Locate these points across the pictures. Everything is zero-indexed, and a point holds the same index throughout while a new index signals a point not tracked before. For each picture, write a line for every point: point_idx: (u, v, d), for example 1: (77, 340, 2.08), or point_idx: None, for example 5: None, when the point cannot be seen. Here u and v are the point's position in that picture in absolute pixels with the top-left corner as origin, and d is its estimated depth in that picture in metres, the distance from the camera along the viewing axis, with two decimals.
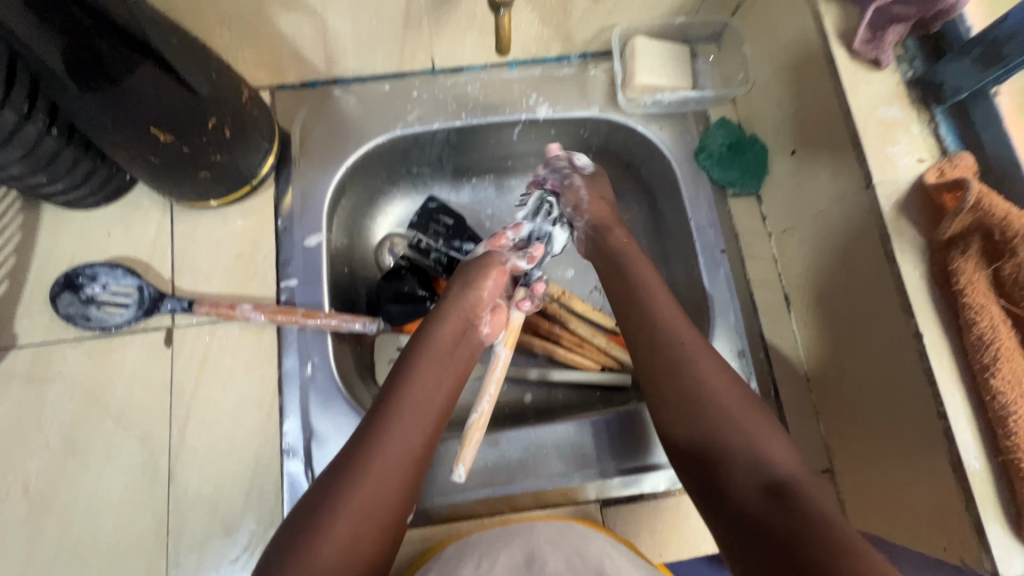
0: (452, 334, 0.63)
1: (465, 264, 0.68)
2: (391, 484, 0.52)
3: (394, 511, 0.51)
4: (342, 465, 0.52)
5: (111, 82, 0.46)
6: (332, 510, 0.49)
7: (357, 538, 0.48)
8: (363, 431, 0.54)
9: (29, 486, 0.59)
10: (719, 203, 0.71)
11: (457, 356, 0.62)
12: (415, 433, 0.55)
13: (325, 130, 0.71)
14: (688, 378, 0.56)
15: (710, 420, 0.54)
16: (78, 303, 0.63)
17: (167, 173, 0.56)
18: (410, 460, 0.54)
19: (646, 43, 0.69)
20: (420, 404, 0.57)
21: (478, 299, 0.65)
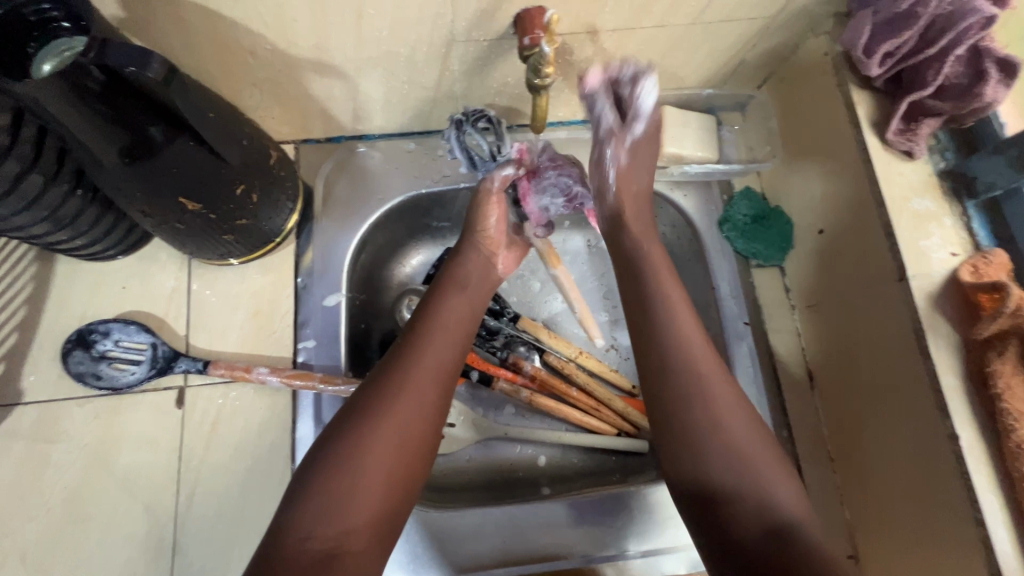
0: (476, 268, 0.65)
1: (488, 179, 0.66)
2: (426, 403, 0.51)
3: (427, 429, 0.51)
4: (375, 383, 0.51)
5: (146, 157, 0.45)
6: (374, 415, 0.49)
7: (394, 458, 0.48)
8: (393, 351, 0.55)
9: (26, 552, 0.56)
10: (742, 273, 0.71)
11: (482, 283, 0.65)
12: (447, 346, 0.56)
13: (349, 186, 0.70)
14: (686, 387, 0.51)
15: (731, 472, 0.49)
16: (88, 360, 0.61)
17: (192, 236, 0.55)
18: (442, 377, 0.54)
19: (674, 112, 0.69)
20: (447, 326, 0.57)
21: (486, 238, 0.66)
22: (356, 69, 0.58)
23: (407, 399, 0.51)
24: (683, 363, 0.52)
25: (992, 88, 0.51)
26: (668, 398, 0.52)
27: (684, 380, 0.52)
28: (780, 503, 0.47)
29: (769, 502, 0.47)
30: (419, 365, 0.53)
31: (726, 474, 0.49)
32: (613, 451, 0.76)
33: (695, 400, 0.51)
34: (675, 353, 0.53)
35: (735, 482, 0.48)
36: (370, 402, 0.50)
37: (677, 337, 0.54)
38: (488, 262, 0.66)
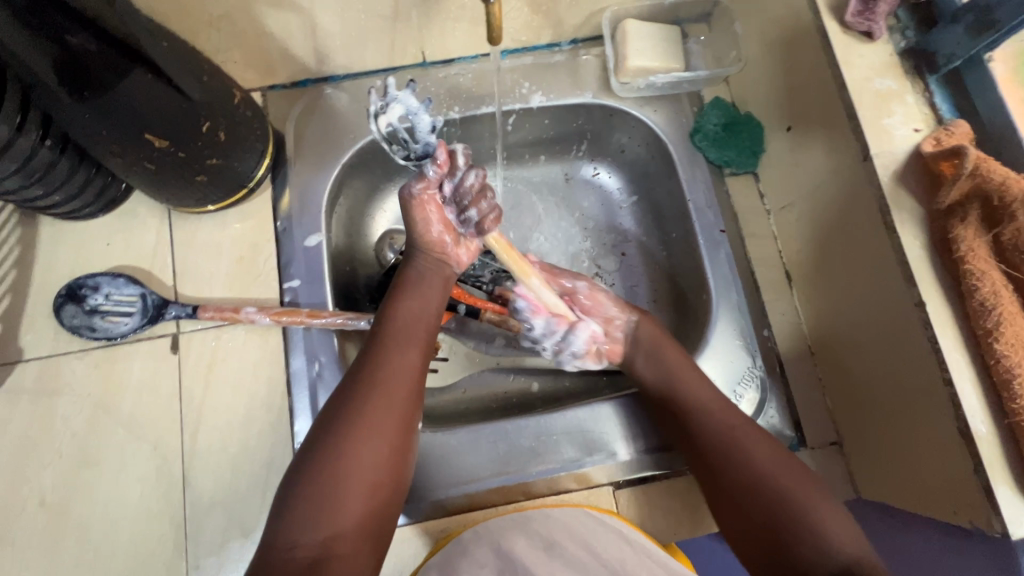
0: (429, 270, 0.59)
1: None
2: (389, 416, 0.51)
3: (397, 441, 0.51)
4: (333, 417, 0.51)
5: (102, 88, 0.46)
6: (334, 452, 0.49)
7: (368, 478, 0.49)
8: (355, 371, 0.54)
9: (44, 497, 0.59)
10: (716, 182, 0.71)
11: (438, 284, 0.60)
12: (405, 364, 0.54)
13: (319, 130, 0.70)
14: (708, 428, 0.58)
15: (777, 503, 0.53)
16: (82, 314, 0.63)
17: (165, 178, 0.56)
18: (405, 388, 0.53)
19: (637, 25, 0.69)
20: (406, 335, 0.56)
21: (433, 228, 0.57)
22: None
23: (374, 415, 0.51)
24: (741, 454, 0.56)
25: None
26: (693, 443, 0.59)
27: (731, 460, 0.56)
28: (838, 540, 0.49)
29: (825, 542, 0.49)
30: (383, 382, 0.52)
31: (772, 514, 0.52)
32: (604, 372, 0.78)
33: (736, 471, 0.55)
34: (735, 443, 0.57)
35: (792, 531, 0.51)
36: (334, 430, 0.50)
37: (714, 426, 0.58)
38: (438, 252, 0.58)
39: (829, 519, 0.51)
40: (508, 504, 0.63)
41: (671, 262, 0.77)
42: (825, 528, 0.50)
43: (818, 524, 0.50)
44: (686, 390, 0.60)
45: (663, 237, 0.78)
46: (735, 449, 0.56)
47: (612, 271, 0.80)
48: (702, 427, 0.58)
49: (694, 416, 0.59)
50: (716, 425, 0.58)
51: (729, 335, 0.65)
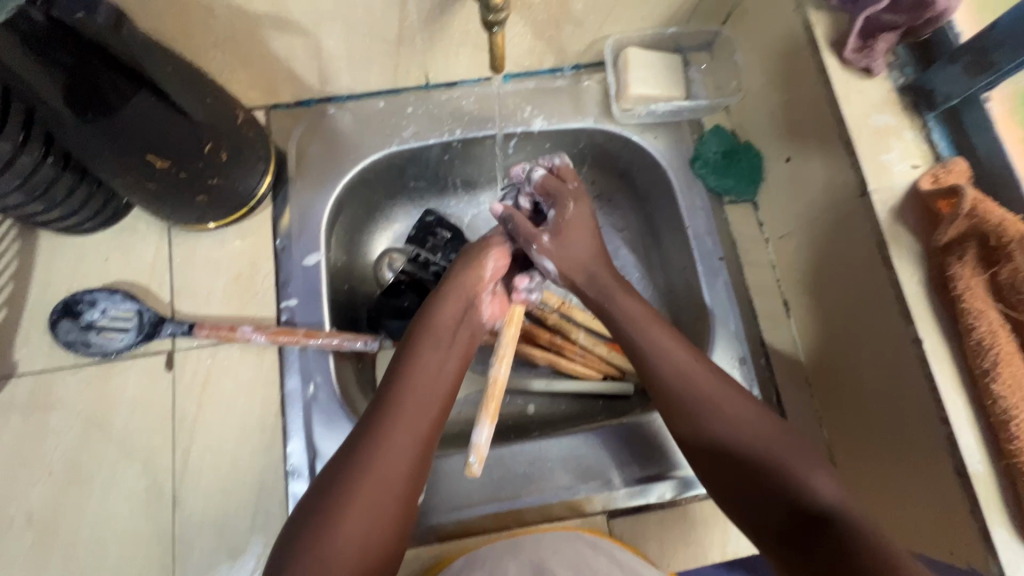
0: (453, 318, 0.61)
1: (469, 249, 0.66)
2: (393, 481, 0.50)
3: (398, 508, 0.50)
4: (342, 464, 0.51)
5: (107, 112, 0.46)
6: (340, 507, 0.48)
7: (365, 540, 0.48)
8: (359, 432, 0.53)
9: (32, 514, 0.58)
10: (715, 210, 0.72)
11: (459, 333, 0.61)
12: (419, 418, 0.54)
13: (322, 148, 0.71)
14: (660, 362, 0.57)
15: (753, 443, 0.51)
16: (77, 329, 0.62)
17: (165, 198, 0.57)
18: (410, 454, 0.52)
19: (638, 53, 0.70)
20: (421, 387, 0.56)
21: (477, 280, 0.63)
22: (317, 25, 0.59)
23: (375, 480, 0.50)
24: (708, 405, 0.54)
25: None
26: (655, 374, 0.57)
27: (699, 407, 0.54)
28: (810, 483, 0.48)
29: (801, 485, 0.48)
30: (385, 446, 0.51)
31: (741, 456, 0.51)
32: (600, 396, 0.78)
33: (712, 424, 0.53)
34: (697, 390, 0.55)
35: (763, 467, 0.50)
36: (336, 486, 0.49)
37: (687, 374, 0.55)
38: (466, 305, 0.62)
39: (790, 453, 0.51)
40: (499, 532, 0.61)
41: (668, 286, 0.77)
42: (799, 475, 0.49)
43: (792, 469, 0.49)
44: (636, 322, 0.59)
45: (661, 261, 0.78)
46: (673, 363, 0.56)
47: None
48: (675, 374, 0.56)
49: (651, 343, 0.58)
50: (662, 353, 0.57)
51: (726, 363, 0.66)
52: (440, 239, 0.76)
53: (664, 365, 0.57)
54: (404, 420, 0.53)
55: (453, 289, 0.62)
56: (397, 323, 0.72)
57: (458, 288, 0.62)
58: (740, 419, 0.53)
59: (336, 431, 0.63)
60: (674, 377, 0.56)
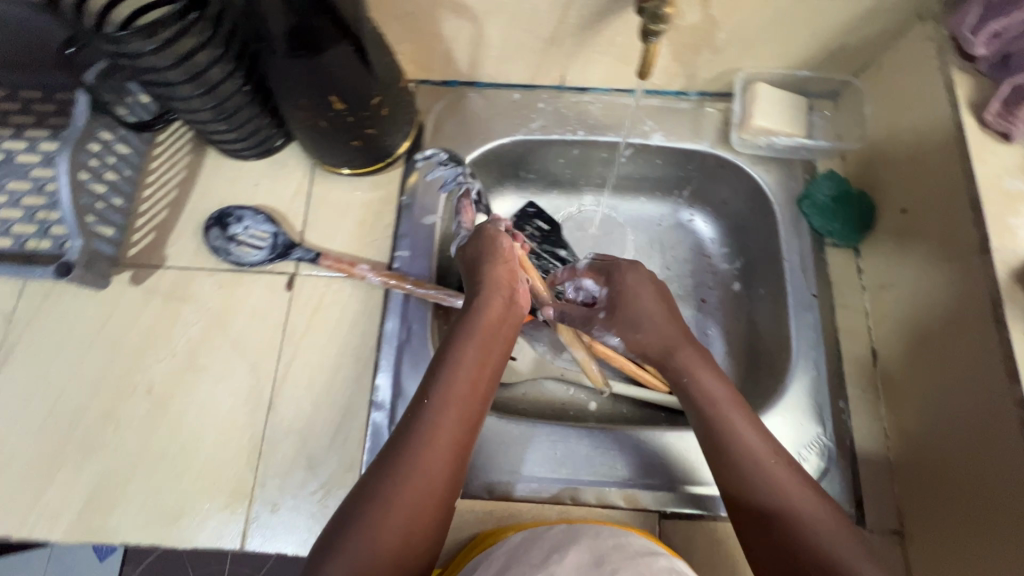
0: (495, 321, 0.62)
1: (492, 248, 0.67)
2: (434, 477, 0.52)
3: (437, 505, 0.52)
4: (385, 463, 0.52)
5: (313, 52, 0.54)
6: (381, 508, 0.50)
7: (404, 537, 0.50)
8: (402, 427, 0.55)
9: (152, 387, 0.66)
10: (816, 249, 0.73)
11: (501, 335, 0.62)
12: (459, 425, 0.55)
13: (456, 124, 0.78)
14: (717, 410, 0.58)
15: (792, 519, 0.51)
16: (223, 238, 0.71)
17: (329, 138, 0.65)
18: (453, 450, 0.54)
19: (767, 89, 0.73)
20: (462, 392, 0.57)
21: (503, 283, 0.64)
22: (487, 12, 0.66)
23: (416, 478, 0.51)
24: (754, 463, 0.54)
25: None
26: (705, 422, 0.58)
27: (747, 472, 0.54)
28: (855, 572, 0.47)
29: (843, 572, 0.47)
30: (427, 446, 0.53)
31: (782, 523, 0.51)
32: (664, 407, 0.79)
33: (762, 497, 0.53)
34: (748, 453, 0.55)
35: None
36: (378, 483, 0.51)
37: (734, 432, 0.56)
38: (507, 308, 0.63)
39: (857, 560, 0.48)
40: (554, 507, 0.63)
41: (752, 315, 0.78)
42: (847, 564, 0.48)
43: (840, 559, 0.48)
44: (690, 361, 0.63)
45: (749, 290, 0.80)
46: (727, 419, 0.57)
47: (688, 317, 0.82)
48: (728, 448, 0.56)
49: (713, 394, 0.59)
50: (717, 408, 0.58)
51: (803, 395, 0.67)
52: (537, 230, 0.84)
53: (715, 420, 0.58)
54: (446, 419, 0.55)
55: (485, 290, 0.63)
56: None
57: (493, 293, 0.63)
58: (792, 492, 0.52)
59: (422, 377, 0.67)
60: (741, 471, 0.54)
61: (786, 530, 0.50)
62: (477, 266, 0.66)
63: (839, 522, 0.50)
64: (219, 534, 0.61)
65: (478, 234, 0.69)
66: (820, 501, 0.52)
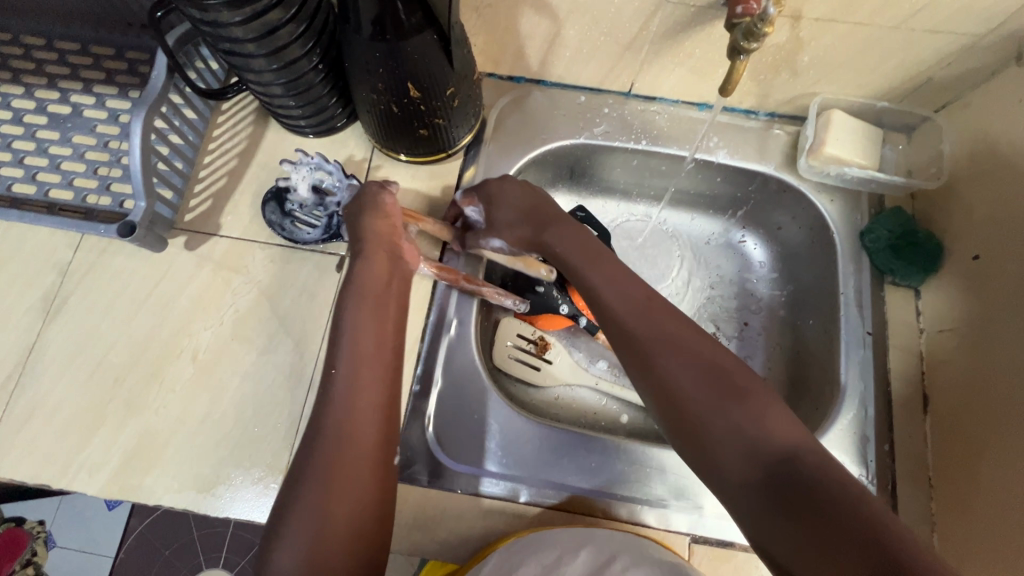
0: (384, 270, 0.61)
1: (357, 198, 0.65)
2: (362, 441, 0.50)
3: (374, 465, 0.50)
4: (306, 448, 0.50)
5: (400, 38, 0.54)
6: (312, 489, 0.48)
7: (358, 505, 0.48)
8: (317, 406, 0.52)
9: (198, 353, 0.67)
10: (873, 286, 0.71)
11: (393, 282, 0.61)
12: (376, 386, 0.53)
13: (519, 122, 0.77)
14: (618, 323, 0.57)
15: (711, 400, 0.49)
16: (278, 213, 0.70)
17: (397, 124, 0.64)
18: (378, 411, 0.52)
19: (842, 117, 0.71)
20: (369, 351, 0.55)
21: (391, 227, 0.63)
22: (568, 13, 0.65)
23: (345, 444, 0.50)
24: (671, 355, 0.53)
25: None
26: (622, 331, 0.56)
27: (661, 366, 0.52)
28: (771, 432, 0.47)
29: (759, 442, 0.47)
30: (348, 413, 0.51)
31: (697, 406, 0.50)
32: None
33: (683, 379, 0.51)
34: (668, 344, 0.53)
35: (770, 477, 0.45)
36: (309, 464, 0.49)
37: (641, 334, 0.55)
38: (392, 258, 0.62)
39: (774, 423, 0.47)
40: (583, 517, 0.63)
41: (799, 345, 0.77)
42: (766, 431, 0.47)
43: (757, 425, 0.47)
44: (602, 279, 0.59)
45: (796, 319, 0.78)
46: (636, 331, 0.55)
47: (728, 336, 0.81)
48: (637, 349, 0.54)
49: (627, 312, 0.56)
50: (620, 317, 0.57)
51: (847, 433, 0.65)
52: None
53: (626, 323, 0.56)
54: (359, 381, 0.53)
55: (382, 237, 0.62)
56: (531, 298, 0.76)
57: (374, 244, 0.62)
58: (693, 372, 0.51)
59: (465, 373, 0.67)
60: (657, 363, 0.53)
61: (712, 420, 0.49)
62: (353, 221, 0.64)
63: (753, 385, 0.50)
64: (250, 506, 0.62)
65: (359, 196, 0.66)
66: (717, 362, 0.52)
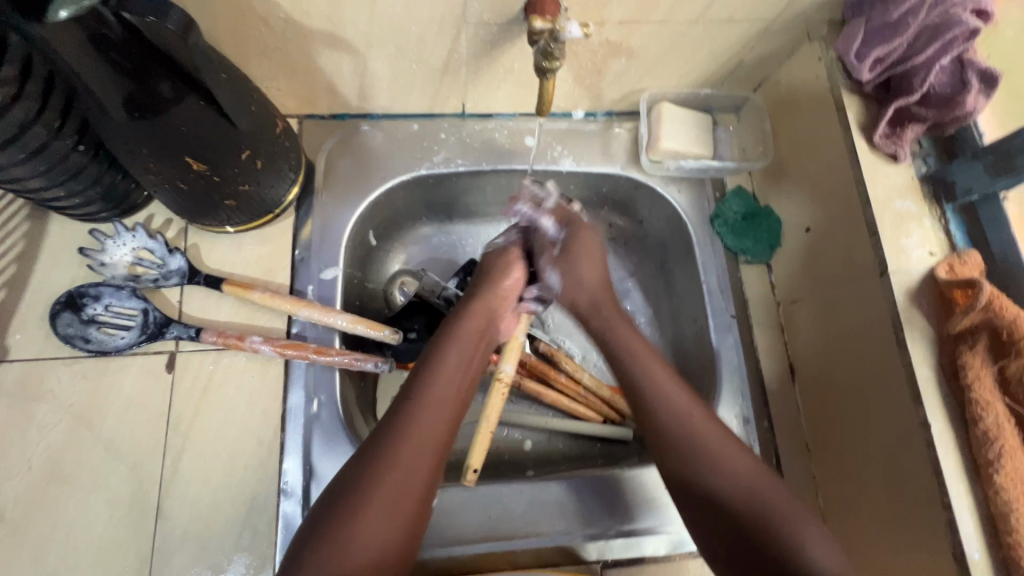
0: (476, 331, 0.63)
1: (488, 260, 0.70)
2: (414, 472, 0.51)
3: (418, 501, 0.51)
4: (361, 465, 0.51)
5: (158, 112, 0.45)
6: (357, 506, 0.49)
7: (386, 530, 0.49)
8: (381, 427, 0.54)
9: (5, 511, 0.55)
10: (730, 268, 0.73)
11: (482, 346, 0.63)
12: (434, 428, 0.54)
13: (351, 163, 0.71)
14: (669, 411, 0.57)
15: (749, 523, 0.50)
16: (78, 323, 0.60)
17: (194, 199, 0.56)
18: (432, 444, 0.54)
19: (672, 109, 0.72)
20: (444, 392, 0.57)
21: (501, 300, 0.66)
22: (368, 45, 0.59)
23: (397, 473, 0.51)
24: (703, 458, 0.53)
25: (972, 98, 0.54)
26: (657, 419, 0.57)
27: (703, 468, 0.53)
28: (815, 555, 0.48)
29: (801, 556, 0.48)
30: (405, 444, 0.52)
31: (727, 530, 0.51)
32: (598, 439, 0.78)
33: (715, 475, 0.53)
34: (687, 433, 0.55)
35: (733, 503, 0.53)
36: (356, 483, 0.50)
37: (675, 407, 0.57)
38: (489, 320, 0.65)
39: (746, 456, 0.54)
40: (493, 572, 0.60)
41: (678, 336, 0.78)
42: (801, 546, 0.49)
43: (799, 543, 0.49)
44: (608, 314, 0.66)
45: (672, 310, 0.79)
46: (670, 406, 0.57)
47: None
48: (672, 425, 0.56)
49: (668, 419, 0.56)
50: (672, 414, 0.56)
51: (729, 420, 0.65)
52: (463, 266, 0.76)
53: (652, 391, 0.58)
54: (422, 415, 0.55)
55: (476, 314, 0.64)
56: (403, 345, 0.72)
57: (483, 305, 0.65)
58: (736, 472, 0.52)
59: (336, 453, 0.61)
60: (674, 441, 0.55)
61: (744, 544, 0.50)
62: (474, 281, 0.69)
63: (795, 510, 0.51)
64: None
65: (482, 262, 0.71)
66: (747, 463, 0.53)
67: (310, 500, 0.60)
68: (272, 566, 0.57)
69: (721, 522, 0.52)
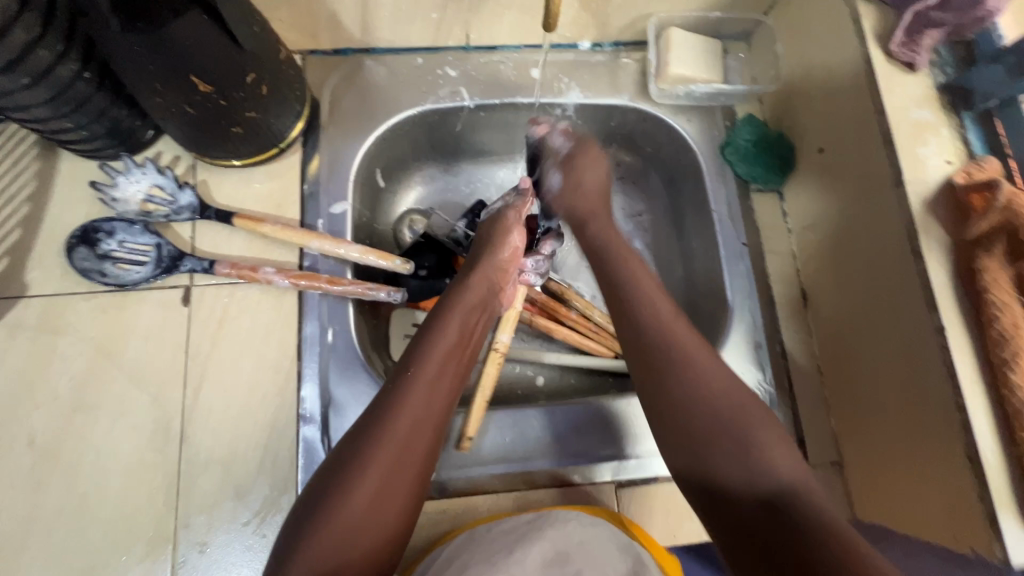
0: (477, 301, 0.60)
1: (485, 228, 0.66)
2: (414, 447, 0.47)
3: (415, 476, 0.47)
4: (358, 438, 0.47)
5: (159, 25, 0.45)
6: (353, 481, 0.44)
7: (381, 505, 0.45)
8: (377, 399, 0.50)
9: (35, 438, 0.57)
10: (741, 197, 0.72)
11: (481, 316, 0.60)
12: (433, 401, 0.50)
13: (356, 99, 0.70)
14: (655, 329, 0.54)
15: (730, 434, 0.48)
16: (93, 258, 0.61)
17: (202, 127, 0.56)
18: (432, 419, 0.49)
19: (680, 34, 0.70)
20: (442, 360, 0.53)
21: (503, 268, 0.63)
22: None
23: (394, 448, 0.46)
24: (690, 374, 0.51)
25: None
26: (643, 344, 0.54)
27: (693, 395, 0.50)
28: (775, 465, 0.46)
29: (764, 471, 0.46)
30: (401, 418, 0.48)
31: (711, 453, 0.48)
32: (611, 373, 0.78)
33: (700, 403, 0.50)
34: (683, 361, 0.52)
35: (761, 498, 0.45)
36: (348, 459, 0.46)
37: (669, 338, 0.54)
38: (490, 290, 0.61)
39: (777, 452, 0.47)
40: (509, 493, 0.61)
41: (689, 270, 0.78)
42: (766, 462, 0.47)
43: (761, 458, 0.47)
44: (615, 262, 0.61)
45: (683, 245, 0.79)
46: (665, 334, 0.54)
47: None
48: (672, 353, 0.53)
49: (659, 345, 0.53)
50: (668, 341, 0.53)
51: (742, 343, 0.67)
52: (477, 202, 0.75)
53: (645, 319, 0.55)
54: (419, 385, 0.50)
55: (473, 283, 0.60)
56: (415, 282, 0.72)
57: (486, 273, 0.61)
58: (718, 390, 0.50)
59: (353, 381, 0.62)
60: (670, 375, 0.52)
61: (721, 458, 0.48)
62: (473, 249, 0.65)
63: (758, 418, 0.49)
64: None
65: (478, 228, 0.67)
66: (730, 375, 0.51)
67: (329, 425, 0.61)
68: (294, 488, 0.58)
69: (705, 448, 0.49)
